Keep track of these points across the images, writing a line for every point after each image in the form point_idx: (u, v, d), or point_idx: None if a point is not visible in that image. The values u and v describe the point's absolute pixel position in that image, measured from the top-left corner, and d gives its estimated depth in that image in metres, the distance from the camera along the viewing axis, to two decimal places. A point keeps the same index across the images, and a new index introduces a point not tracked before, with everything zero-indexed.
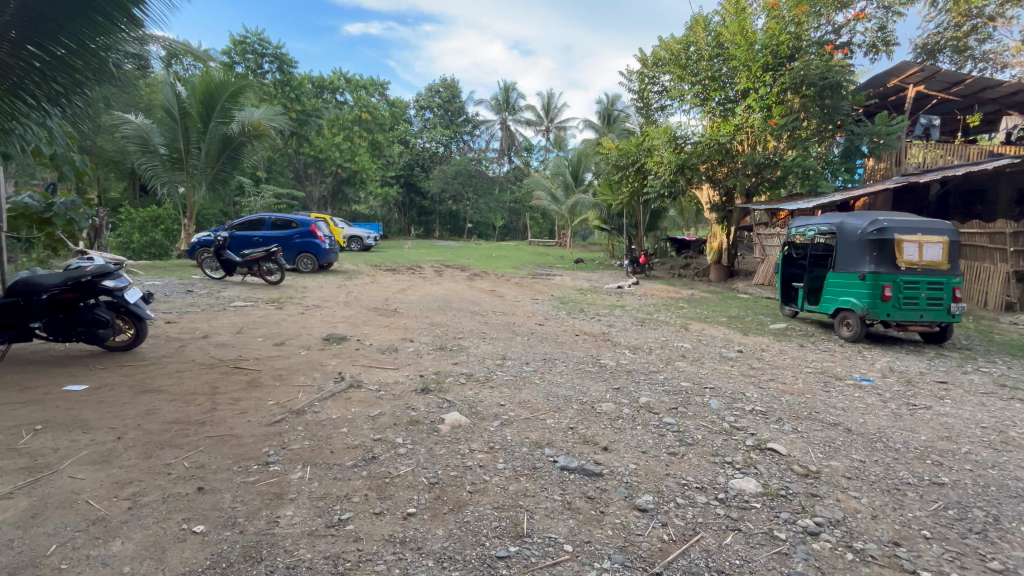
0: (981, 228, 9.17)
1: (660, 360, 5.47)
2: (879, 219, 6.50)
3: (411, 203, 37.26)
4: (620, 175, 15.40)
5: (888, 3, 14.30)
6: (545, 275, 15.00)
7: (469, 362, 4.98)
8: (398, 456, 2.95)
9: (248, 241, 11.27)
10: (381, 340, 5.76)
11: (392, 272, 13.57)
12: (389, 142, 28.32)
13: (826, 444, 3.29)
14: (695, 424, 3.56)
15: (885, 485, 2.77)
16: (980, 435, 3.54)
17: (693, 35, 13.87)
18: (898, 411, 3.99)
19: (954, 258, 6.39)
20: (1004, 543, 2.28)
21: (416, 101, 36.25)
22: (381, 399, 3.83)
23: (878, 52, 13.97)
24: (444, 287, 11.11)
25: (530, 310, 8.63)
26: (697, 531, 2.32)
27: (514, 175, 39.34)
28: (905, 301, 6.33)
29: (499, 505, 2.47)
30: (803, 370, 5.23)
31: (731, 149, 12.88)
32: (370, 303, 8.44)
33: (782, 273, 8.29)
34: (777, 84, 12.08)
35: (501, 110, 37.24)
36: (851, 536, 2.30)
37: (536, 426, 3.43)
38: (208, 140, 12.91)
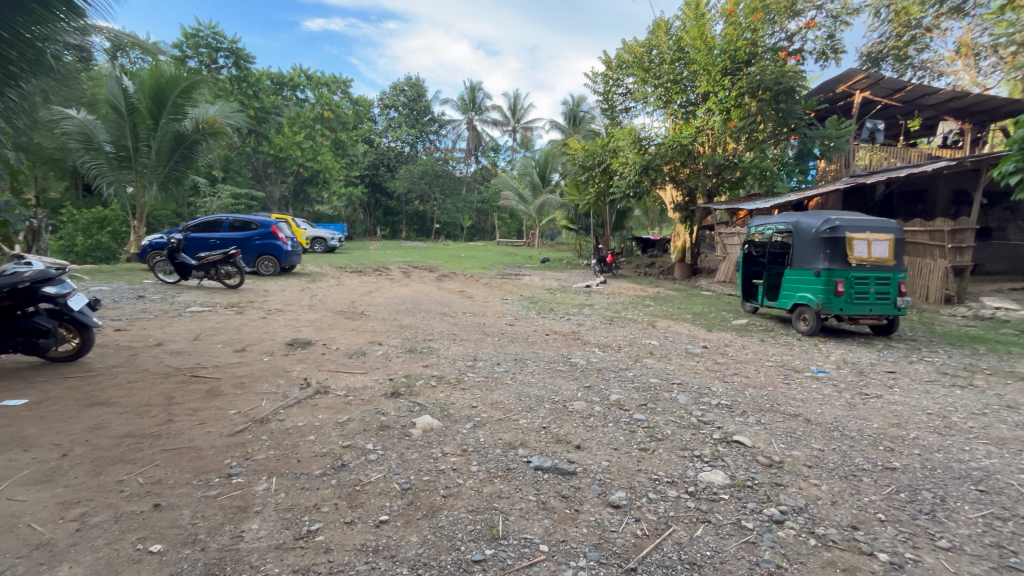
0: (923, 226, 9.76)
1: (629, 357, 5.56)
2: (832, 218, 6.83)
3: (377, 203, 36.66)
4: (587, 175, 15.63)
5: (836, 13, 15.05)
6: (514, 275, 15.03)
7: (440, 364, 4.92)
8: (369, 462, 2.88)
9: (204, 243, 10.78)
10: (348, 344, 5.63)
11: (359, 274, 13.31)
12: (353, 141, 27.73)
13: (788, 434, 3.42)
14: (664, 420, 3.63)
15: (843, 472, 2.90)
16: (926, 421, 3.77)
17: (656, 39, 14.28)
18: (852, 401, 4.20)
19: (900, 254, 6.76)
20: (951, 522, 2.42)
21: (380, 99, 35.59)
22: (349, 405, 3.73)
23: (827, 60, 14.66)
24: (413, 289, 10.97)
25: (500, 310, 8.63)
26: (669, 525, 2.36)
27: (482, 175, 39.29)
28: (857, 296, 6.67)
29: (473, 508, 2.45)
30: (765, 364, 5.42)
31: (693, 150, 13.26)
32: (336, 306, 8.24)
33: (742, 271, 8.59)
34: (736, 87, 12.47)
35: (468, 110, 37.09)
36: (813, 523, 2.39)
37: (508, 427, 3.42)
38: (159, 137, 12.27)
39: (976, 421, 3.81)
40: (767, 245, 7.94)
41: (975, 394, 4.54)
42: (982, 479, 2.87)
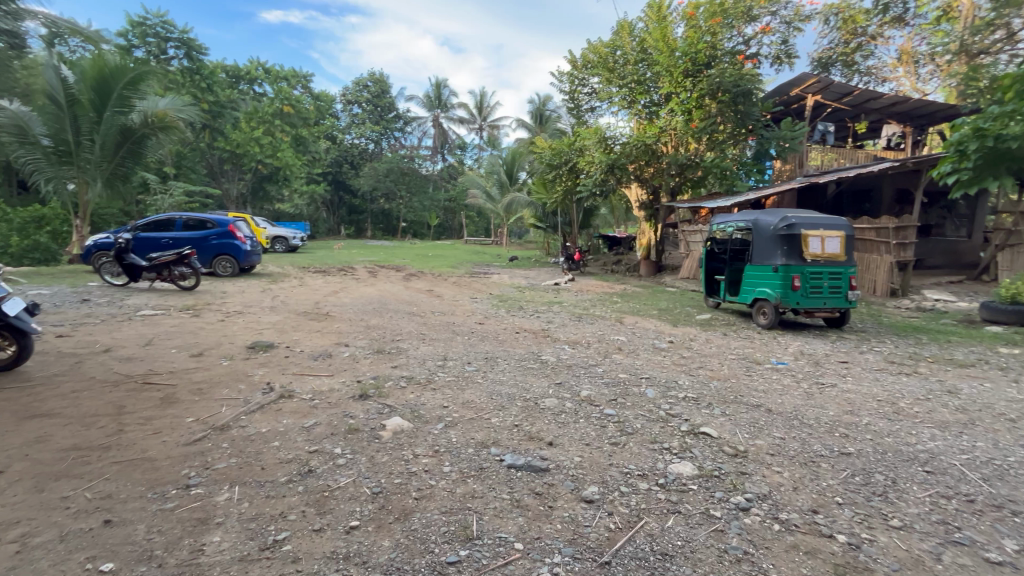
0: (870, 224, 10.31)
1: (598, 354, 5.64)
2: (789, 216, 7.13)
3: (341, 201, 35.83)
4: (554, 174, 15.73)
5: (789, 19, 15.70)
6: (483, 274, 14.98)
7: (410, 364, 4.84)
8: (338, 467, 2.80)
9: (156, 243, 10.24)
10: (313, 346, 5.46)
11: (323, 274, 12.97)
12: (315, 138, 26.95)
13: (751, 424, 3.54)
14: (634, 414, 3.69)
15: (803, 458, 3.03)
16: (876, 408, 3.99)
17: (620, 40, 14.67)
18: (810, 390, 4.40)
19: (851, 250, 7.12)
20: (901, 502, 2.57)
21: (343, 95, 34.69)
22: (315, 409, 3.62)
23: (782, 64, 15.28)
24: (380, 289, 10.76)
25: (469, 309, 8.57)
26: (641, 518, 2.40)
27: (448, 173, 39.01)
28: (812, 290, 6.99)
29: (446, 509, 2.42)
30: (728, 357, 5.60)
31: (656, 149, 13.57)
32: (299, 307, 7.99)
33: (705, 267, 8.84)
34: (696, 89, 12.99)
35: (433, 107, 36.69)
36: (777, 509, 2.48)
37: (480, 426, 3.39)
38: (103, 131, 11.58)
39: (921, 405, 4.06)
40: (728, 242, 8.21)
41: (920, 381, 4.83)
42: (928, 460, 3.05)
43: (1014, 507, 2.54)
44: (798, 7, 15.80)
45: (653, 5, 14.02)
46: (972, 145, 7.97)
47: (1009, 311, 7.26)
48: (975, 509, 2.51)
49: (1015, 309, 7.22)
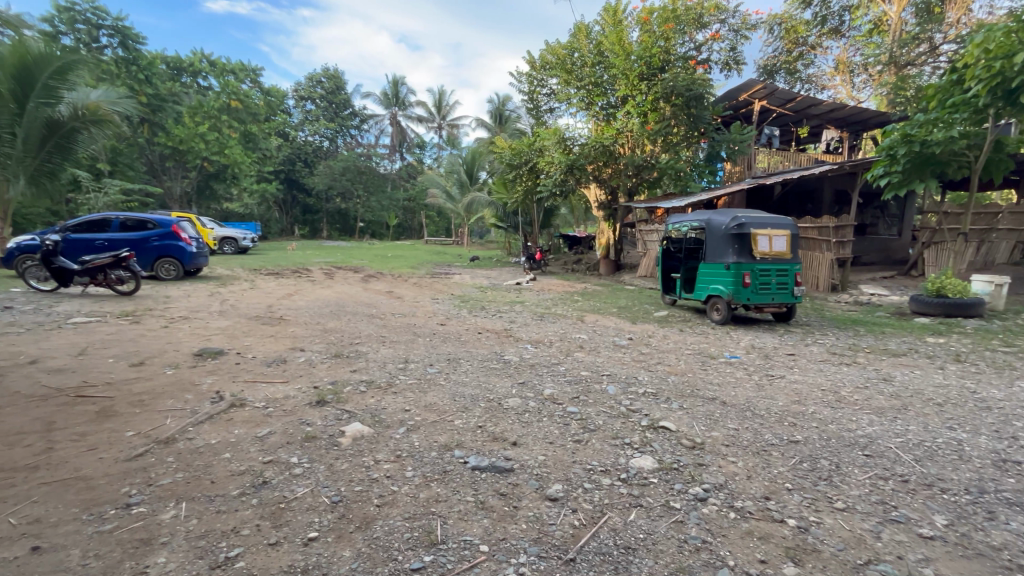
0: (812, 223, 10.90)
1: (560, 352, 5.69)
2: (739, 216, 7.45)
3: (295, 201, 34.64)
4: (514, 174, 15.79)
5: (737, 27, 16.41)
6: (444, 274, 14.82)
7: (370, 368, 4.72)
8: (294, 477, 2.69)
9: (88, 245, 9.54)
10: (267, 352, 5.24)
11: (276, 276, 12.47)
12: (266, 134, 25.84)
13: (708, 417, 3.68)
14: (596, 411, 3.75)
15: (755, 448, 3.17)
16: (821, 397, 4.23)
17: (577, 42, 14.98)
18: (760, 382, 4.62)
19: (796, 248, 7.51)
20: (844, 485, 2.72)
21: (295, 90, 33.36)
22: (270, 417, 3.46)
23: (731, 70, 15.95)
24: (337, 291, 10.45)
25: (430, 310, 8.46)
26: (604, 513, 2.43)
27: (407, 172, 38.46)
28: (761, 286, 7.32)
29: (410, 515, 2.36)
30: (684, 353, 5.79)
31: (614, 150, 13.87)
32: (250, 311, 7.64)
33: (662, 266, 9.10)
34: (651, 92, 13.39)
35: (391, 105, 36.02)
36: (732, 497, 2.58)
37: (443, 428, 3.35)
38: (27, 124, 10.62)
39: (860, 393, 4.34)
40: (682, 241, 8.49)
41: (859, 370, 5.16)
42: (867, 445, 3.25)
43: (943, 484, 2.75)
44: (745, 16, 16.56)
45: (609, 10, 14.33)
46: (901, 150, 8.60)
47: (936, 304, 7.85)
48: (909, 488, 2.70)
49: (941, 301, 7.83)
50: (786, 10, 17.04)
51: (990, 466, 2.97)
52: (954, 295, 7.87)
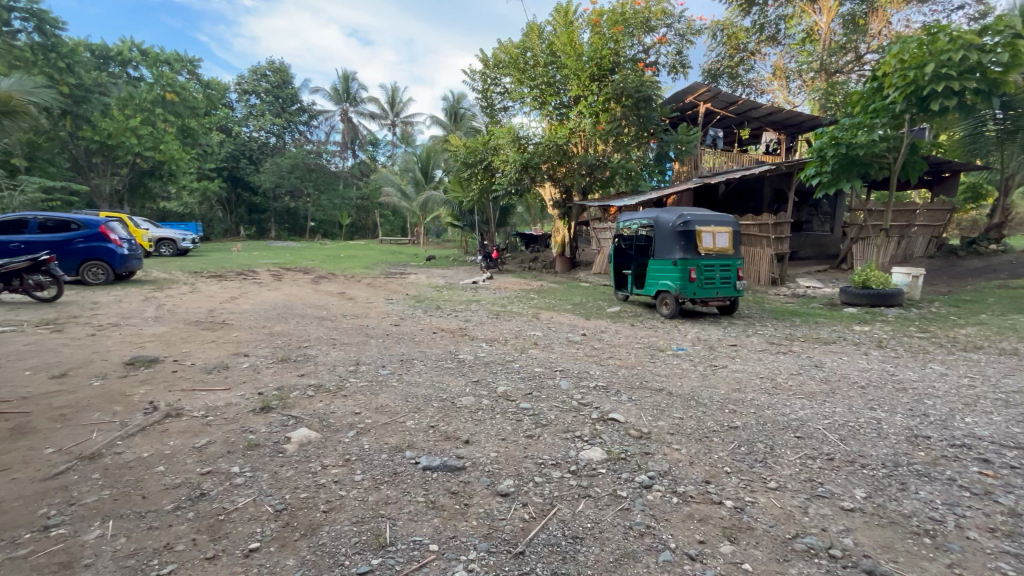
0: (754, 220, 11.48)
1: (515, 350, 5.73)
2: (685, 214, 7.76)
3: (240, 199, 33.05)
4: (469, 172, 15.76)
5: (682, 32, 17.04)
6: (399, 274, 14.57)
7: (319, 372, 4.57)
8: (235, 487, 2.57)
9: (2, 248, 8.71)
10: (207, 358, 4.98)
11: (218, 279, 11.87)
12: (206, 129, 24.45)
13: (655, 407, 3.82)
14: (548, 406, 3.81)
15: (698, 435, 3.32)
16: (759, 384, 4.49)
17: (529, 42, 15.15)
18: (705, 372, 4.84)
19: (737, 245, 7.90)
20: (777, 465, 2.91)
21: (237, 83, 31.71)
22: (209, 426, 3.30)
23: (678, 73, 16.56)
24: (285, 293, 10.07)
25: (384, 311, 8.30)
26: (554, 505, 2.48)
27: (360, 170, 37.61)
28: (706, 281, 7.67)
29: (358, 519, 2.32)
30: (635, 346, 5.97)
31: (567, 150, 14.11)
32: (189, 316, 7.22)
33: (614, 262, 9.34)
34: (602, 93, 13.70)
35: (342, 101, 34.99)
36: (675, 483, 2.69)
37: (395, 430, 3.30)
38: None
39: (794, 379, 4.63)
40: (633, 238, 8.75)
41: (794, 358, 5.50)
42: (799, 427, 3.47)
43: (863, 460, 2.99)
44: (690, 21, 17.23)
45: (561, 11, 14.56)
46: (830, 152, 9.29)
47: (862, 295, 8.49)
48: (834, 465, 2.92)
49: (866, 292, 8.46)
50: (728, 17, 17.96)
51: (903, 441, 3.25)
52: (878, 286, 8.54)
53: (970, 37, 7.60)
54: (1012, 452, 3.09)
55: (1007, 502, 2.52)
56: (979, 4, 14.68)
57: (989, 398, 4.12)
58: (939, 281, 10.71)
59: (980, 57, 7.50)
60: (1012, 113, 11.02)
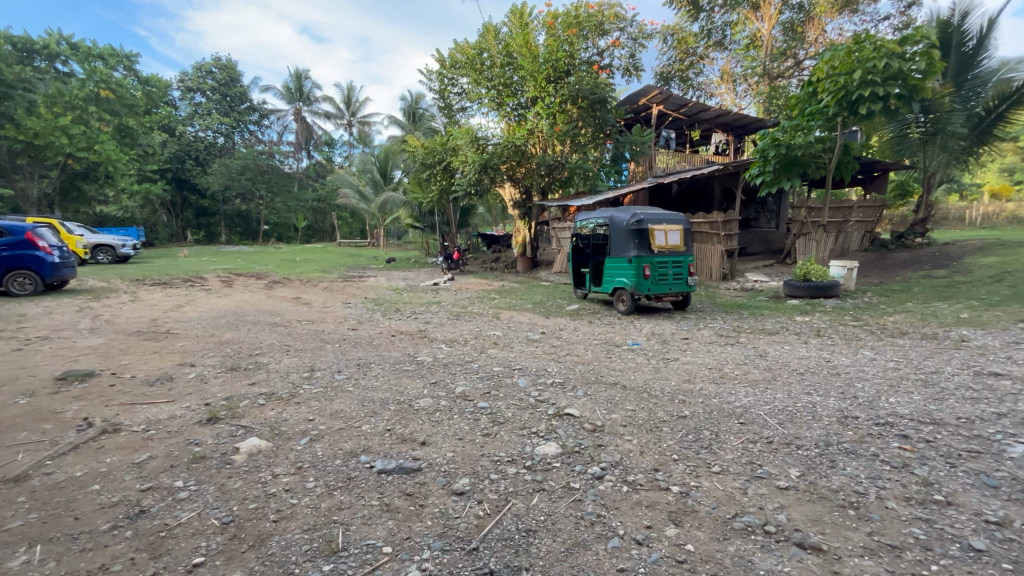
0: (705, 218, 11.93)
1: (474, 350, 5.75)
2: (638, 213, 8.00)
3: (186, 202, 31.45)
4: (428, 173, 15.65)
5: (635, 35, 17.52)
6: (358, 277, 14.31)
7: (271, 380, 4.44)
8: (178, 502, 2.48)
9: None
10: (149, 370, 4.73)
11: (162, 286, 11.28)
12: (146, 129, 23.10)
13: (609, 401, 3.93)
14: (506, 404, 3.85)
15: (649, 426, 3.44)
16: (708, 374, 4.72)
17: (485, 42, 15.23)
18: (658, 365, 5.02)
19: (688, 242, 8.22)
20: (721, 450, 3.06)
21: (179, 80, 30.09)
22: (150, 441, 3.15)
23: (631, 76, 17.04)
24: (235, 299, 9.70)
25: (341, 315, 8.13)
26: (509, 501, 2.52)
27: (316, 171, 36.67)
28: (659, 278, 7.93)
29: (309, 526, 2.29)
30: (592, 343, 6.11)
31: (526, 150, 14.26)
32: (129, 326, 6.81)
33: (572, 261, 9.48)
34: (559, 94, 13.91)
35: (294, 100, 33.87)
36: (626, 472, 2.80)
37: (349, 435, 3.26)
38: None
39: (739, 368, 4.88)
40: (590, 237, 8.92)
41: (740, 349, 5.78)
42: (742, 414, 3.66)
43: (799, 441, 3.19)
44: (642, 26, 17.76)
45: (516, 12, 14.71)
46: (771, 152, 9.81)
47: (803, 287, 9.02)
48: (772, 447, 3.10)
49: (807, 285, 8.99)
50: (677, 23, 18.65)
51: (834, 422, 3.49)
52: (817, 278, 9.08)
53: (892, 46, 8.08)
54: (928, 428, 3.38)
55: (921, 473, 2.76)
56: (902, 15, 15.85)
57: (911, 379, 4.49)
58: (872, 273, 11.50)
59: (901, 65, 8.06)
60: (932, 117, 12.05)
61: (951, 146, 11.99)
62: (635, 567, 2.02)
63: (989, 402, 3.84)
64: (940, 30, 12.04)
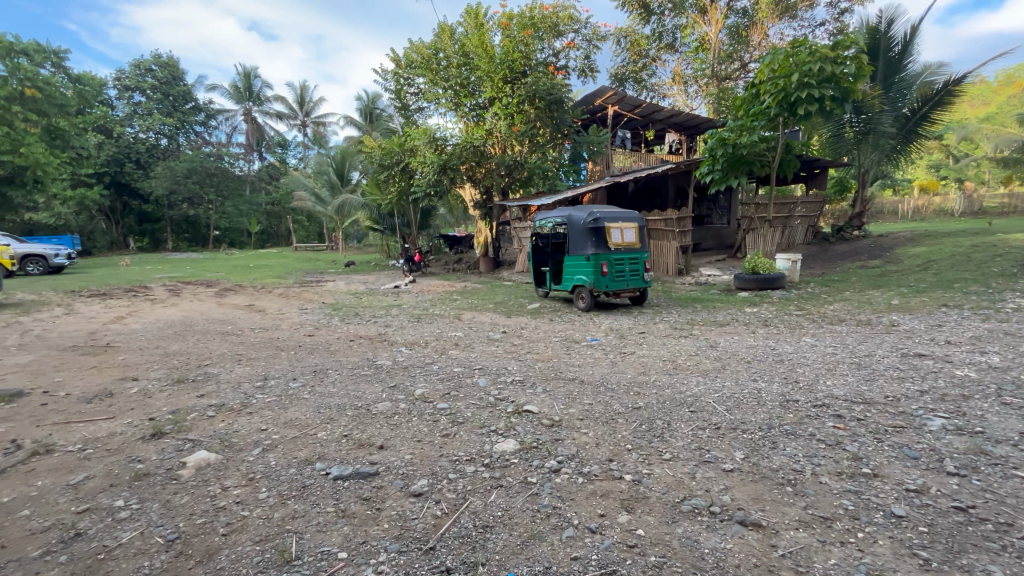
0: (660, 216, 12.29)
1: (435, 351, 5.73)
2: (595, 211, 8.19)
3: (127, 208, 29.67)
4: (386, 174, 15.43)
5: (590, 37, 17.82)
6: (315, 282, 13.97)
7: (221, 391, 4.27)
8: (119, 522, 2.36)
9: None
10: (86, 386, 4.45)
11: (102, 297, 10.62)
12: (79, 129, 21.56)
13: (567, 396, 4.02)
14: (465, 404, 3.86)
15: (605, 418, 3.54)
16: (662, 366, 4.89)
17: (441, 42, 15.16)
18: (614, 359, 5.16)
19: (643, 238, 8.47)
20: (672, 438, 3.19)
21: (115, 79, 28.27)
22: (87, 460, 2.98)
23: (587, 76, 17.36)
24: (183, 309, 9.27)
25: (297, 321, 7.90)
26: (466, 499, 2.54)
27: (269, 173, 35.65)
28: (617, 274, 8.13)
29: (260, 537, 2.24)
30: (551, 340, 6.21)
31: (484, 151, 14.27)
32: (63, 341, 6.39)
33: (533, 261, 9.53)
34: (516, 94, 14.00)
35: (243, 99, 32.56)
36: (581, 464, 2.87)
37: (304, 443, 3.19)
38: None
39: (691, 359, 5.09)
40: (549, 236, 9.01)
41: (693, 340, 6.02)
42: (693, 402, 3.83)
43: (745, 426, 3.36)
44: (596, 28, 18.09)
45: (471, 13, 14.74)
46: (719, 151, 10.26)
47: (751, 280, 9.45)
48: (720, 433, 3.26)
49: (755, 278, 9.42)
50: (630, 25, 19.12)
51: (776, 406, 3.70)
52: (764, 271, 9.53)
53: (826, 50, 8.60)
54: (859, 407, 3.64)
55: (852, 449, 2.97)
56: (835, 21, 16.86)
57: (846, 362, 4.83)
58: (815, 265, 12.19)
59: (834, 68, 8.58)
60: (864, 118, 12.90)
61: (881, 145, 12.87)
62: (589, 555, 2.09)
63: (913, 379, 4.19)
64: (869, 36, 12.88)
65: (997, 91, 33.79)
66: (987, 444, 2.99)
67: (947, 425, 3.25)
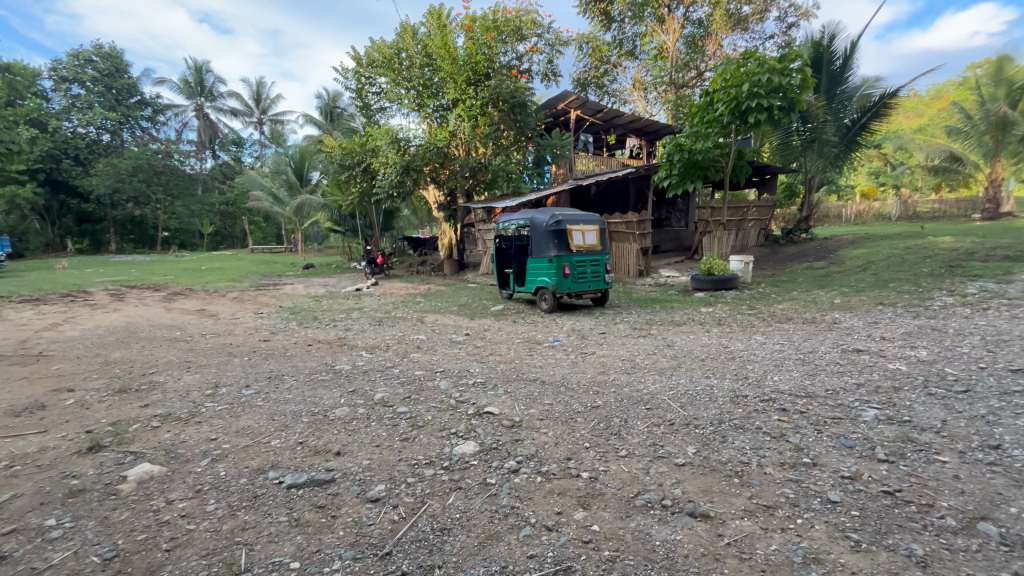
0: (622, 219, 12.57)
1: (396, 355, 5.65)
2: (557, 214, 8.29)
3: (64, 207, 27.74)
4: (347, 175, 15.10)
5: (552, 42, 18.03)
6: (271, 285, 13.50)
7: (166, 401, 4.06)
8: (51, 542, 2.22)
9: None
10: (13, 400, 4.12)
11: (35, 303, 9.90)
12: (9, 122, 19.98)
13: (528, 397, 4.06)
14: (426, 408, 3.84)
15: (564, 418, 3.59)
16: (621, 365, 5.00)
17: (403, 42, 15.00)
18: (574, 360, 5.26)
19: (603, 240, 8.64)
20: (628, 435, 3.28)
21: (51, 69, 26.40)
22: (14, 478, 2.79)
23: (550, 80, 17.53)
24: (126, 315, 8.75)
25: (251, 326, 7.62)
26: (425, 502, 2.53)
27: (223, 172, 34.41)
28: (579, 276, 8.26)
29: (207, 551, 2.15)
30: (514, 342, 6.25)
31: (448, 153, 14.16)
32: None
33: (496, 263, 9.54)
34: (480, 96, 14.00)
35: (194, 95, 31.13)
36: (541, 464, 2.91)
37: (257, 452, 3.09)
38: None
39: (649, 358, 5.24)
40: (512, 238, 9.06)
41: (651, 340, 6.19)
42: (649, 400, 3.94)
43: (697, 421, 3.50)
44: (559, 33, 18.31)
45: (434, 13, 14.68)
46: (676, 156, 10.57)
47: (707, 281, 9.79)
48: (674, 428, 3.38)
49: (711, 278, 9.78)
50: (592, 32, 19.51)
51: (727, 401, 3.86)
52: (719, 273, 9.89)
53: (773, 62, 9.05)
54: (801, 400, 3.85)
55: (794, 440, 3.14)
56: (783, 34, 17.76)
57: (793, 358, 5.09)
58: (766, 266, 12.74)
59: (781, 79, 9.03)
60: (809, 126, 13.54)
61: (825, 152, 13.45)
62: (544, 552, 2.12)
63: (851, 373, 4.47)
64: (812, 50, 13.61)
65: (928, 104, 36.54)
66: (913, 431, 3.22)
67: (880, 416, 3.48)
